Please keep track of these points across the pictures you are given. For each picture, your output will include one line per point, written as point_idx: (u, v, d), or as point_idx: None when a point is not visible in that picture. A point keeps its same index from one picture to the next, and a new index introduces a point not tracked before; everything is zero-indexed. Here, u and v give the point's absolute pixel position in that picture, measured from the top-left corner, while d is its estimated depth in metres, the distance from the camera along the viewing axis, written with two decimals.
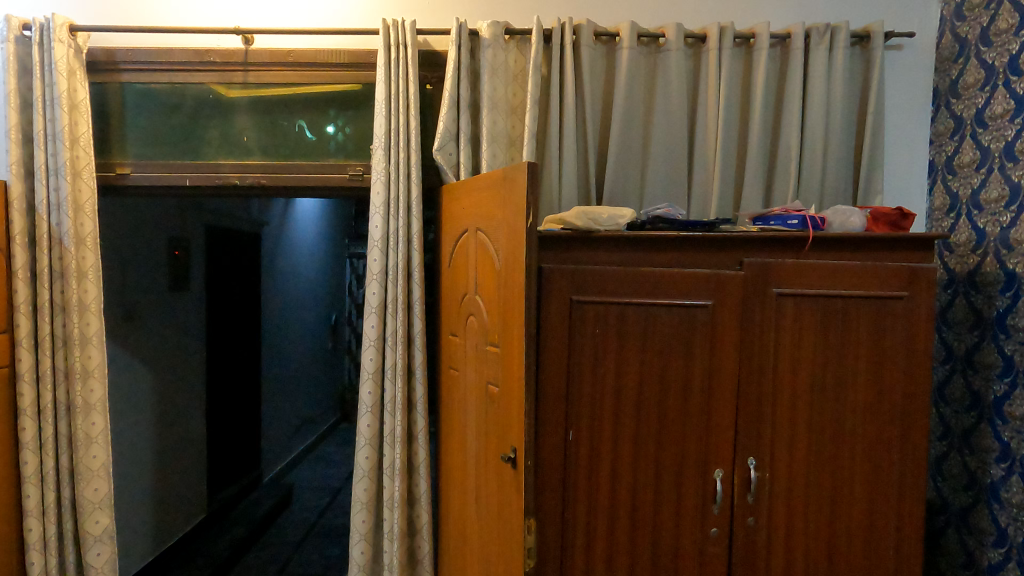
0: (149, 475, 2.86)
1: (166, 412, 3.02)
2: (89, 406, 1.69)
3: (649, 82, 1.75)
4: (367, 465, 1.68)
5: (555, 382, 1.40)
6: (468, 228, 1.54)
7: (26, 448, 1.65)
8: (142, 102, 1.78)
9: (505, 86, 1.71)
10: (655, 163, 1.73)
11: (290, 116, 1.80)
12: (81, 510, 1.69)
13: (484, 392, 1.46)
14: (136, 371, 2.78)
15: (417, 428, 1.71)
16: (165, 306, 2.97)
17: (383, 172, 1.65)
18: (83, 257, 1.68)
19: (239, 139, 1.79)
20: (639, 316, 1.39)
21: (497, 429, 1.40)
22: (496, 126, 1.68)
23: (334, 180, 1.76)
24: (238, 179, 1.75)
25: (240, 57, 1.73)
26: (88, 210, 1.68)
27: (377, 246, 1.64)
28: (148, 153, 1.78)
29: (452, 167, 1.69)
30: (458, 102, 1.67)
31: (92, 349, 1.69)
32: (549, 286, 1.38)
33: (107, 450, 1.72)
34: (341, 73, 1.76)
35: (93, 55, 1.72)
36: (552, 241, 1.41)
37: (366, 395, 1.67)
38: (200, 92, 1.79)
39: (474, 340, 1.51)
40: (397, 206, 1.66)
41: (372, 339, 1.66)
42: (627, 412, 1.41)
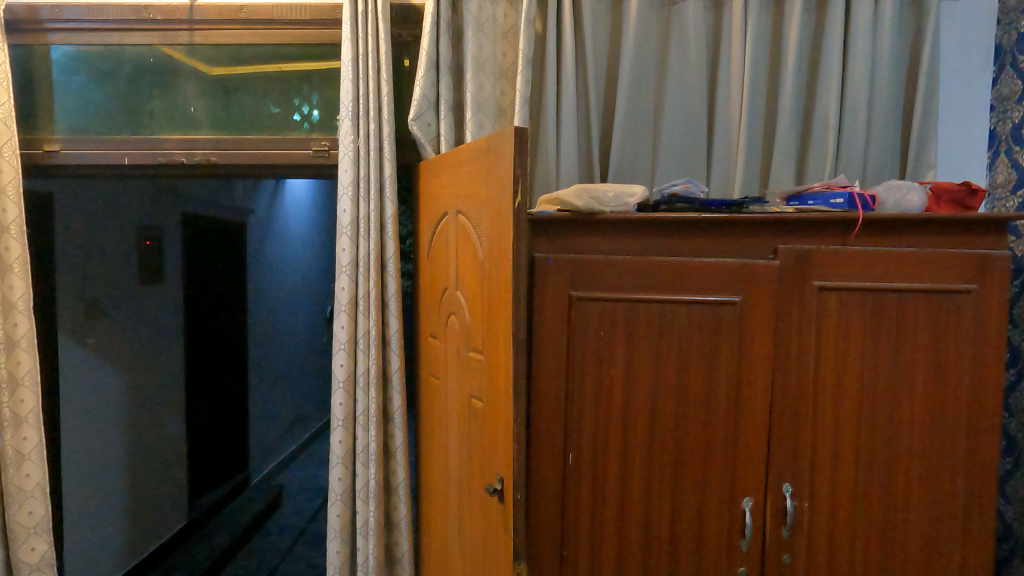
0: (118, 483, 2.63)
1: (138, 415, 2.79)
2: (18, 421, 1.48)
3: (662, 41, 1.50)
4: (340, 489, 1.45)
5: (551, 396, 1.16)
6: (447, 210, 1.29)
7: None
8: (75, 68, 1.56)
9: (493, 44, 1.46)
10: (669, 134, 1.49)
11: (246, 85, 1.57)
12: (12, 537, 1.48)
13: (468, 408, 1.22)
14: (104, 373, 2.54)
15: (396, 444, 1.47)
16: (135, 300, 2.72)
17: (352, 146, 1.41)
18: (7, 247, 1.46)
19: (185, 109, 1.56)
20: (652, 316, 1.15)
21: (482, 452, 1.16)
22: (482, 91, 1.44)
23: (296, 157, 1.52)
24: (184, 157, 1.52)
25: (184, 14, 1.49)
26: (11, 192, 1.45)
27: (345, 233, 1.41)
28: (81, 126, 1.55)
29: (432, 141, 1.44)
30: (437, 62, 1.43)
31: (20, 353, 1.48)
32: (544, 280, 1.14)
33: (43, 467, 1.50)
34: (302, 32, 1.51)
35: (14, 12, 1.48)
36: (546, 224, 1.16)
37: (339, 408, 1.43)
38: (141, 55, 1.56)
39: (454, 344, 1.27)
40: (368, 187, 1.42)
41: (343, 343, 1.43)
42: (638, 431, 1.17)
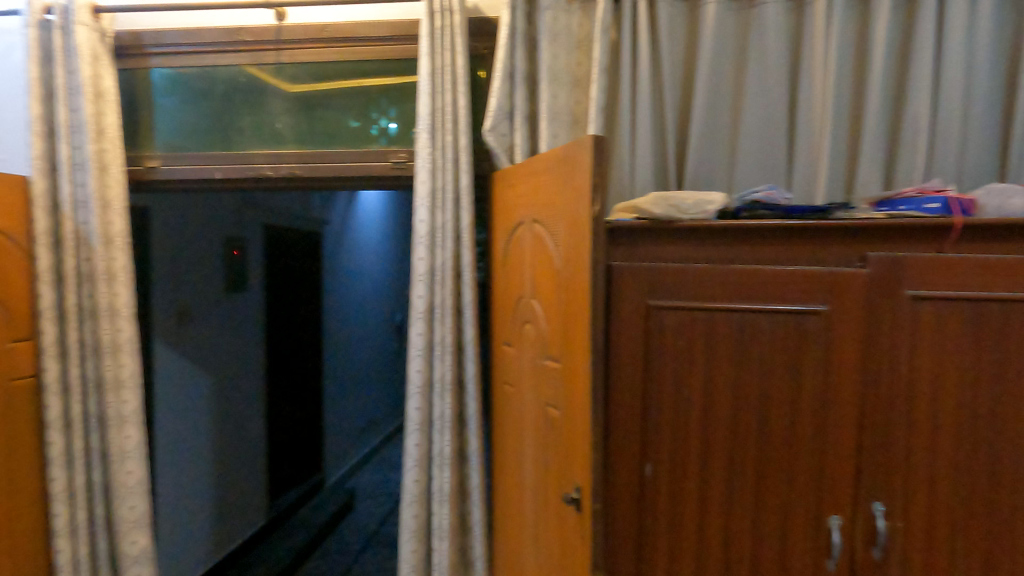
0: (207, 484, 2.75)
1: (225, 419, 2.92)
2: (122, 418, 1.57)
3: (741, 45, 1.47)
4: (416, 490, 1.46)
5: (627, 405, 1.15)
6: (523, 219, 1.31)
7: (54, 464, 1.53)
8: (175, 90, 1.66)
9: (568, 54, 1.46)
10: (748, 140, 1.45)
11: (328, 102, 1.64)
12: (117, 528, 1.57)
13: (544, 415, 1.22)
14: (195, 378, 2.68)
15: (470, 449, 1.48)
16: (221, 307, 2.85)
17: (429, 158, 1.43)
18: (112, 258, 1.57)
19: (272, 125, 1.64)
20: (732, 325, 1.12)
21: (560, 460, 1.15)
22: (556, 101, 1.45)
23: (375, 169, 1.57)
24: (271, 171, 1.59)
25: (272, 35, 1.56)
26: (116, 207, 1.58)
27: (422, 244, 1.44)
28: (178, 143, 1.66)
29: (506, 151, 1.47)
30: (512, 73, 1.44)
31: (124, 357, 1.57)
32: (621, 288, 1.14)
33: (143, 465, 1.60)
34: (382, 49, 1.56)
35: (121, 38, 1.61)
36: (622, 232, 1.16)
37: (415, 412, 1.45)
38: (232, 75, 1.65)
39: (530, 352, 1.28)
40: (445, 197, 1.45)
41: (421, 348, 1.44)
42: (717, 444, 1.14)
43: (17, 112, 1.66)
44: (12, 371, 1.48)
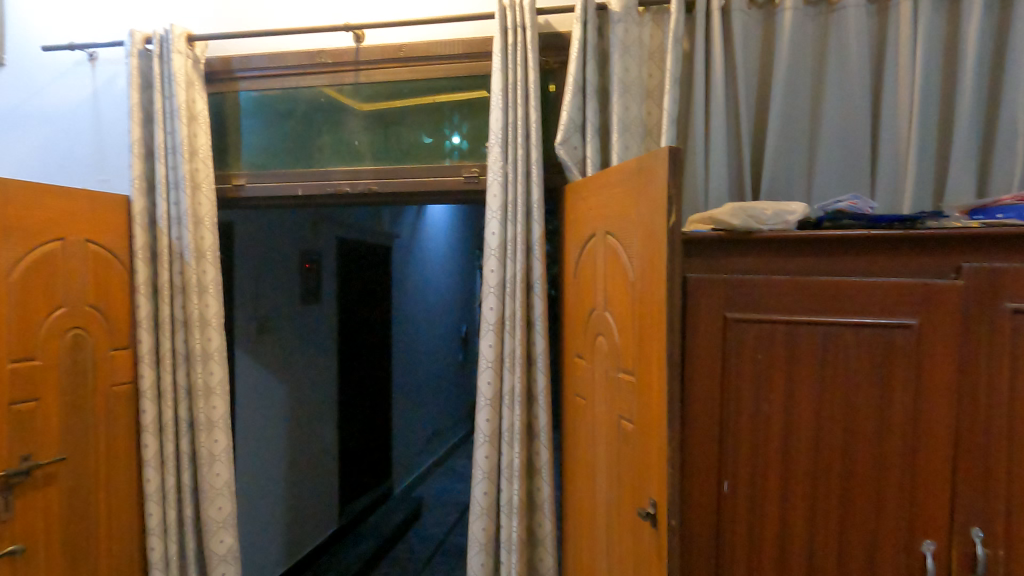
0: (284, 489, 2.84)
1: (301, 426, 3.02)
2: (211, 423, 1.65)
3: (819, 52, 1.44)
4: (485, 502, 1.47)
5: (704, 420, 1.14)
6: (596, 231, 1.31)
7: (149, 464, 1.64)
8: (260, 112, 1.75)
9: (640, 66, 1.46)
10: (828, 148, 1.41)
11: (403, 119, 1.68)
12: (205, 529, 1.65)
13: (618, 429, 1.21)
14: (273, 386, 2.78)
15: (540, 461, 1.49)
16: (298, 318, 2.97)
17: (501, 172, 1.46)
18: (203, 271, 1.65)
19: (351, 143, 1.71)
20: (815, 338, 1.09)
21: (634, 474, 1.14)
22: (629, 112, 1.44)
23: (448, 183, 1.60)
24: (349, 187, 1.65)
25: (351, 57, 1.63)
26: (207, 223, 1.66)
27: (493, 256, 1.46)
28: (262, 162, 1.74)
29: (578, 164, 1.47)
30: (583, 86, 1.45)
31: (213, 364, 1.65)
32: (697, 301, 1.12)
33: (230, 468, 1.67)
34: (455, 66, 1.60)
35: (212, 64, 1.71)
36: (697, 243, 1.14)
37: (484, 423, 1.47)
38: (313, 96, 1.72)
39: (604, 365, 1.27)
40: (516, 210, 1.46)
41: (491, 360, 1.46)
42: (799, 461, 1.11)
43: (118, 136, 1.78)
44: (112, 378, 1.60)
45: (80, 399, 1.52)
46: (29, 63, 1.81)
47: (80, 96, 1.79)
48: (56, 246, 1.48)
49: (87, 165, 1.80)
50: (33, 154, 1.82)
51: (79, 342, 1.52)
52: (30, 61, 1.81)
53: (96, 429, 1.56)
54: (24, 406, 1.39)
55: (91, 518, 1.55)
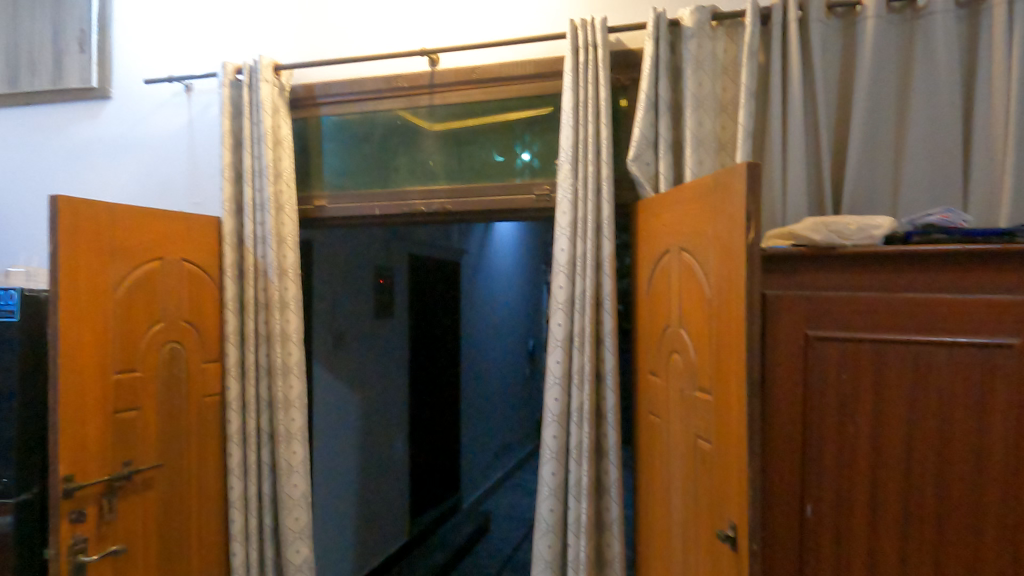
0: (356, 500, 2.90)
1: (373, 438, 3.09)
2: (291, 435, 1.71)
3: (905, 60, 1.39)
4: (552, 519, 1.47)
5: (785, 441, 1.10)
6: (669, 247, 1.30)
7: (233, 473, 1.72)
8: (340, 135, 1.83)
9: (713, 80, 1.45)
10: (914, 159, 1.36)
11: (476, 139, 1.72)
12: (283, 538, 1.70)
13: (694, 448, 1.19)
14: (347, 398, 2.86)
15: (610, 480, 1.46)
16: (371, 332, 3.05)
17: (570, 190, 1.47)
18: (284, 288, 1.72)
19: (426, 164, 1.76)
20: (904, 358, 1.04)
21: (712, 496, 1.12)
22: (702, 127, 1.42)
23: (520, 201, 1.63)
24: (424, 206, 1.70)
25: (426, 80, 1.69)
26: (289, 242, 1.73)
27: (562, 272, 1.47)
28: (342, 184, 1.82)
29: (650, 180, 1.46)
30: (656, 102, 1.45)
31: (293, 378, 1.72)
32: (777, 318, 1.11)
33: (306, 479, 1.72)
34: (527, 86, 1.63)
35: (296, 92, 1.80)
36: (777, 260, 1.11)
37: (551, 440, 1.47)
38: (390, 119, 1.79)
39: (679, 383, 1.25)
40: (586, 227, 1.47)
41: (559, 377, 1.47)
42: (890, 488, 1.06)
43: (210, 161, 1.90)
44: (204, 390, 1.70)
45: (175, 408, 1.61)
46: (133, 95, 1.96)
47: (176, 124, 1.92)
48: (156, 264, 1.58)
49: (182, 189, 1.92)
50: (135, 179, 1.96)
51: (175, 354, 1.62)
52: (133, 93, 1.96)
53: (188, 437, 1.65)
54: (126, 414, 1.49)
55: (183, 522, 1.63)
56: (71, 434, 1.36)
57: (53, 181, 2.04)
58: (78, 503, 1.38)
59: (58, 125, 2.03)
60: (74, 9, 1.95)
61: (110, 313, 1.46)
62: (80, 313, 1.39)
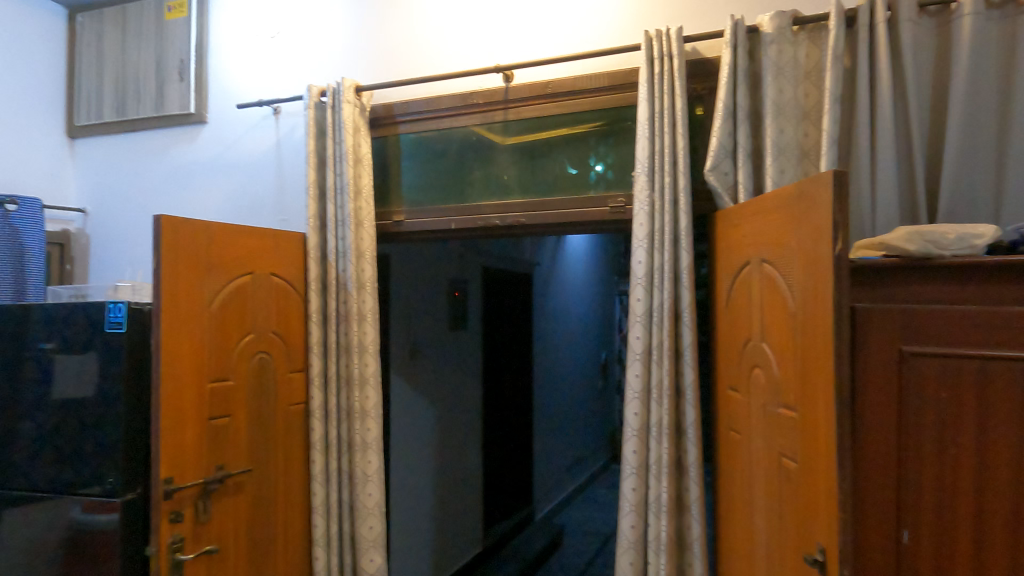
0: (432, 508, 2.95)
1: (448, 447, 3.13)
2: (366, 444, 1.76)
3: (1006, 58, 1.31)
4: (633, 536, 1.44)
5: (878, 461, 1.05)
6: (750, 259, 1.26)
7: (315, 479, 1.77)
8: (416, 152, 1.87)
9: (795, 86, 1.40)
10: (1018, 163, 1.27)
11: (550, 153, 1.73)
12: (359, 545, 1.75)
13: (779, 468, 1.15)
14: (423, 408, 2.92)
15: (690, 497, 1.43)
16: (447, 343, 3.11)
17: (647, 201, 1.46)
18: (363, 301, 1.78)
19: (500, 178, 1.78)
20: (1012, 376, 0.97)
21: (799, 517, 1.07)
22: (783, 135, 1.38)
23: (594, 214, 1.62)
24: (498, 220, 1.72)
25: (501, 96, 1.72)
26: (368, 256, 1.79)
27: (640, 285, 1.45)
28: (419, 199, 1.86)
29: (729, 190, 1.43)
30: (734, 111, 1.42)
31: (369, 389, 1.77)
32: (866, 334, 1.05)
33: (380, 489, 1.76)
34: (601, 99, 1.63)
35: (376, 111, 1.87)
36: (867, 271, 1.06)
37: (632, 455, 1.45)
38: (465, 135, 1.82)
39: (762, 399, 1.21)
40: (663, 239, 1.45)
41: (637, 391, 1.45)
42: (997, 517, 0.98)
43: (296, 180, 1.99)
44: (290, 399, 1.77)
45: (264, 416, 1.69)
46: (227, 119, 2.08)
47: (265, 146, 2.03)
48: (248, 278, 1.67)
49: (270, 207, 2.02)
50: (228, 198, 2.08)
51: (264, 364, 1.70)
52: (227, 118, 2.08)
53: (276, 444, 1.72)
54: (219, 421, 1.57)
55: (271, 526, 1.70)
56: (170, 439, 1.44)
57: (155, 202, 2.19)
58: (176, 505, 1.46)
59: (160, 149, 2.18)
60: (176, 42, 2.11)
61: (206, 325, 1.55)
62: (180, 325, 1.48)
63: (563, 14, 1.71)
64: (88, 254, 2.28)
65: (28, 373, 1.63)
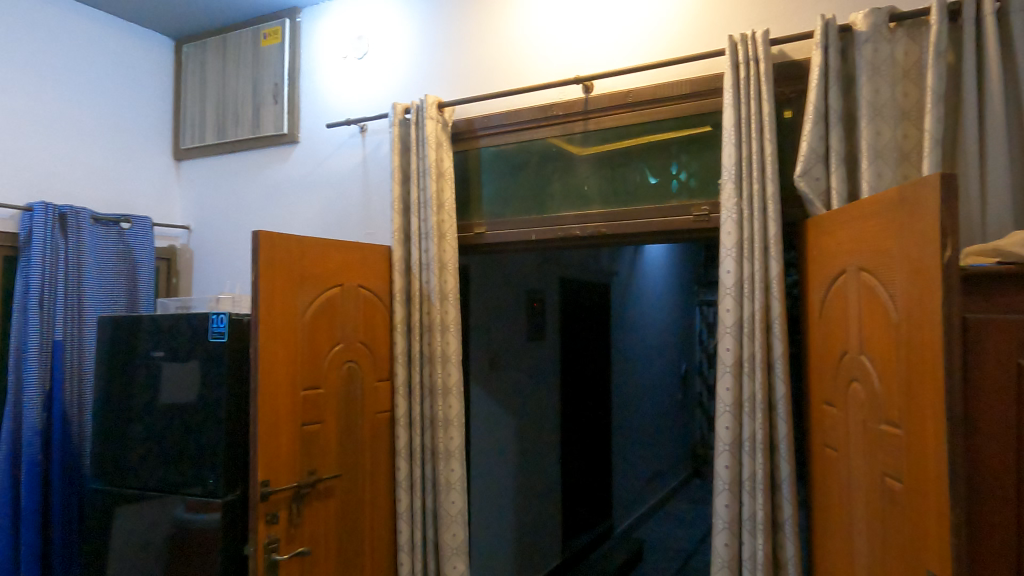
0: (512, 518, 2.97)
1: (528, 458, 3.14)
2: (449, 452, 1.79)
3: None
4: (727, 555, 1.40)
5: (994, 486, 0.96)
6: (846, 267, 1.21)
7: (400, 486, 1.81)
8: (497, 165, 1.90)
9: (892, 86, 1.33)
10: None
11: (631, 162, 1.71)
12: (442, 552, 1.77)
13: (882, 488, 1.09)
14: (503, 418, 2.94)
15: (784, 515, 1.38)
16: (525, 354, 3.13)
17: (735, 209, 1.42)
18: (446, 312, 1.81)
19: (581, 189, 1.77)
20: None
21: (904, 542, 1.01)
22: (880, 137, 1.32)
23: (677, 223, 1.60)
24: (578, 230, 1.73)
25: (581, 107, 1.73)
26: (450, 268, 1.83)
27: (730, 294, 1.42)
28: (500, 211, 1.89)
29: (821, 196, 1.38)
30: (826, 114, 1.37)
31: (452, 398, 1.80)
32: (980, 347, 0.97)
33: (463, 497, 1.78)
34: (682, 106, 1.61)
35: (458, 126, 1.91)
36: (979, 279, 0.99)
37: (724, 470, 1.41)
38: (545, 146, 1.83)
39: (861, 415, 1.15)
40: (752, 247, 1.41)
41: (728, 404, 1.41)
42: None
43: (381, 195, 2.06)
44: (376, 407, 1.83)
45: (353, 423, 1.75)
46: (317, 139, 2.18)
47: (352, 163, 2.11)
48: (338, 291, 1.74)
49: (357, 221, 2.10)
50: (318, 214, 2.17)
51: (352, 373, 1.76)
52: (317, 137, 2.18)
53: (364, 451, 1.78)
54: (311, 428, 1.64)
55: (360, 529, 1.76)
56: (267, 443, 1.52)
57: (252, 218, 2.31)
58: (271, 507, 1.54)
59: (255, 168, 2.30)
60: (271, 68, 2.23)
61: (300, 336, 1.62)
62: (275, 335, 1.56)
63: (644, 23, 1.70)
64: (191, 268, 2.44)
65: (139, 380, 1.75)
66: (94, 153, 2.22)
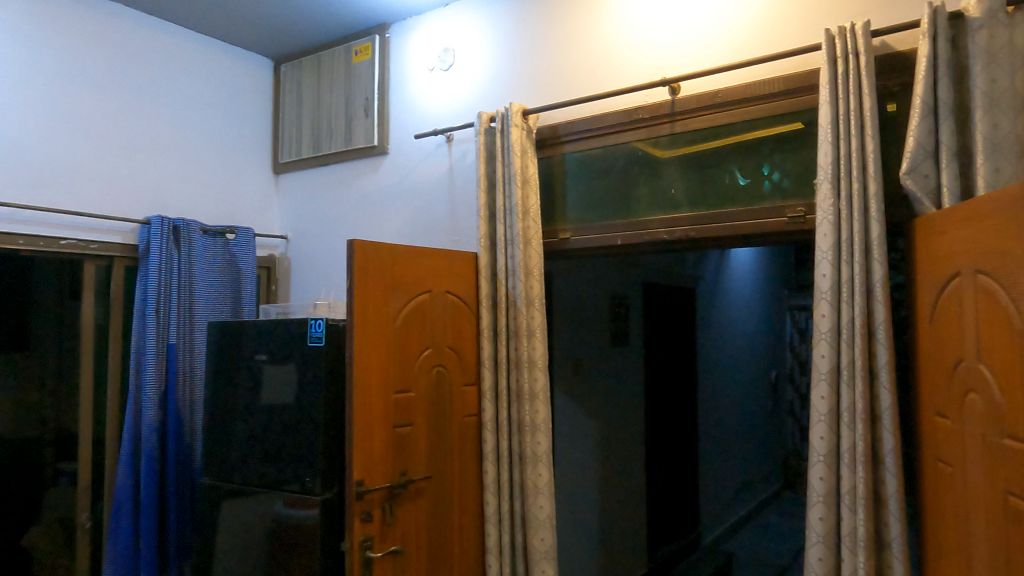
0: (597, 525, 2.94)
1: (613, 464, 3.11)
2: (536, 457, 1.79)
3: None
4: (821, 570, 1.34)
5: None
6: (960, 270, 1.13)
7: (488, 489, 1.84)
8: (582, 170, 1.90)
9: (1011, 74, 1.24)
10: None
11: (720, 164, 1.67)
12: (531, 557, 1.78)
13: (1005, 508, 1.01)
14: (587, 423, 2.93)
15: (891, 533, 1.30)
16: (609, 359, 3.10)
17: (833, 210, 1.36)
18: (532, 316, 1.83)
19: (668, 192, 1.74)
20: None
21: None
22: (998, 130, 1.23)
23: (770, 225, 1.55)
24: (665, 234, 1.70)
25: (667, 109, 1.71)
26: (536, 274, 1.83)
27: (826, 299, 1.36)
28: (585, 216, 1.88)
29: (930, 194, 1.29)
30: (935, 107, 1.29)
31: (539, 403, 1.80)
32: None
33: (551, 501, 1.78)
34: (774, 105, 1.56)
35: (543, 133, 1.92)
36: None
37: (819, 482, 1.35)
38: (631, 150, 1.82)
39: (980, 428, 1.08)
40: (851, 249, 1.34)
41: (824, 414, 1.35)
42: None
43: (467, 203, 2.10)
44: (464, 411, 1.86)
45: (441, 426, 1.79)
46: (405, 150, 2.25)
47: (439, 171, 2.16)
48: (427, 297, 1.78)
49: (444, 228, 2.15)
50: (406, 222, 2.24)
51: (441, 377, 1.80)
52: (405, 148, 2.25)
53: (452, 453, 1.82)
54: (402, 430, 1.69)
55: (448, 531, 1.79)
56: (362, 444, 1.58)
57: (344, 228, 2.41)
58: (366, 505, 1.59)
59: (348, 180, 2.40)
60: (362, 83, 2.33)
61: (391, 341, 1.67)
62: (369, 341, 1.62)
63: (733, 21, 1.66)
64: (289, 276, 2.56)
65: (244, 382, 1.85)
66: (203, 169, 2.38)
